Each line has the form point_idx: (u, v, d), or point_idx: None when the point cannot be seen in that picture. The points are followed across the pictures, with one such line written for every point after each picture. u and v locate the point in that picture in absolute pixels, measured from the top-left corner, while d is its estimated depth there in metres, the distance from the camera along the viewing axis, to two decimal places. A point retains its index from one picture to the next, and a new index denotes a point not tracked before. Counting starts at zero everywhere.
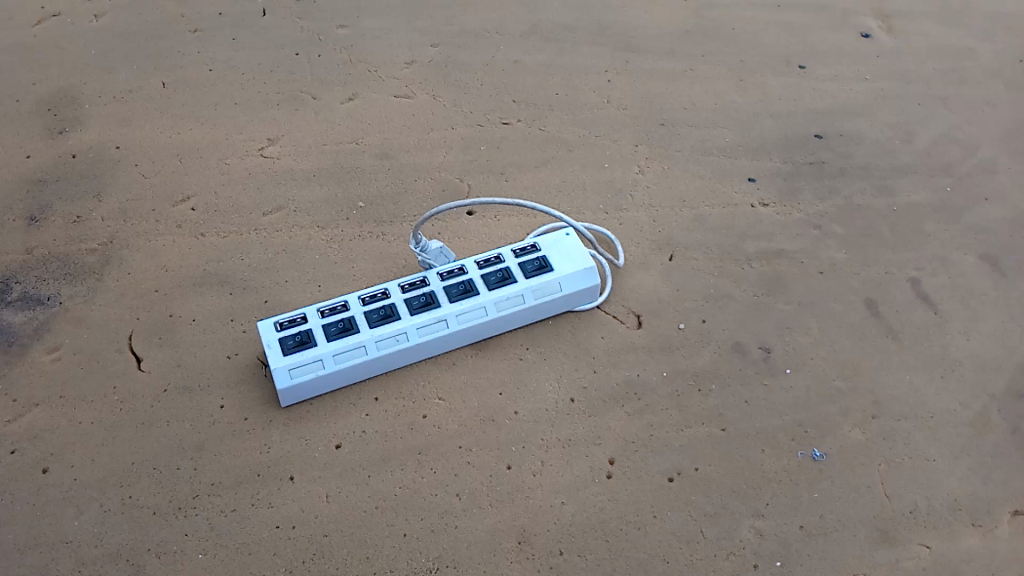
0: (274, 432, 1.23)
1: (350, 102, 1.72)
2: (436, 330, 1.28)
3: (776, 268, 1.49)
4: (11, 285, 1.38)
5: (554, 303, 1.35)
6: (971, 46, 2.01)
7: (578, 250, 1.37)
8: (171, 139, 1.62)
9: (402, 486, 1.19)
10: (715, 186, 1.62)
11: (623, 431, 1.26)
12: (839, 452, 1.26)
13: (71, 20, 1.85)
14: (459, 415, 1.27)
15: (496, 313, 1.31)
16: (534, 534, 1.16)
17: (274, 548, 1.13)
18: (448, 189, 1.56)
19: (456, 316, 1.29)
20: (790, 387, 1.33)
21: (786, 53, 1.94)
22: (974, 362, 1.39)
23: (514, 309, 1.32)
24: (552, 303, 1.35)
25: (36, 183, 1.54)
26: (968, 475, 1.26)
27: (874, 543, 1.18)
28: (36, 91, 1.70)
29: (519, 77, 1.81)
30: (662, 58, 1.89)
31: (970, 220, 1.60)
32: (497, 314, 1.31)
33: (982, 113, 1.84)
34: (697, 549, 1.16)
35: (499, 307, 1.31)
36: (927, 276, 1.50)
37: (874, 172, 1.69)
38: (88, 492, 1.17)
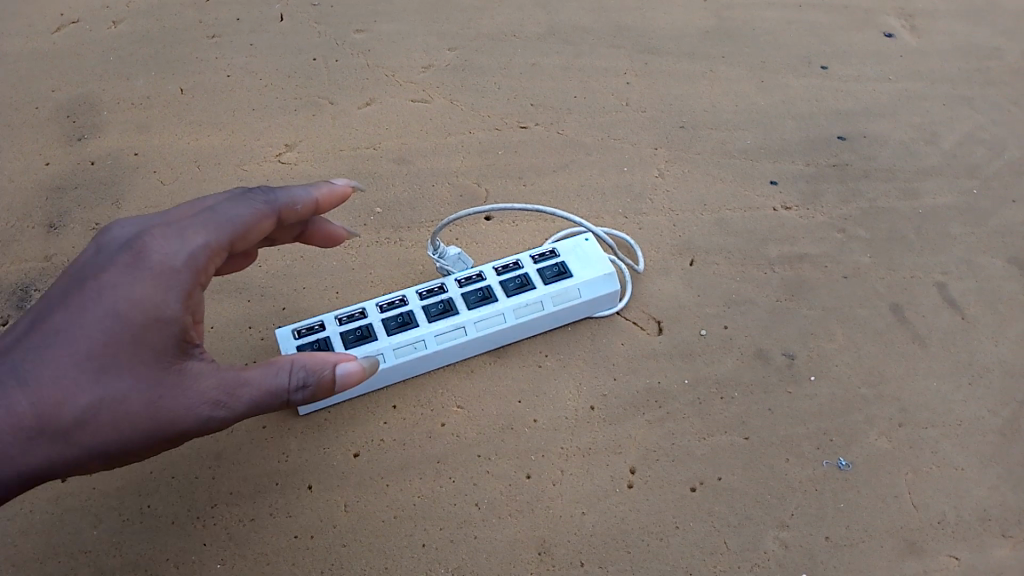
0: (292, 440, 1.22)
1: (368, 107, 1.71)
2: (454, 337, 1.26)
3: (799, 273, 1.46)
4: (30, 294, 1.38)
5: (572, 309, 1.33)
6: (997, 44, 1.97)
7: (599, 255, 1.35)
8: (189, 145, 1.62)
9: (420, 496, 1.18)
10: (737, 189, 1.60)
11: (644, 439, 1.25)
12: (865, 461, 1.24)
13: (90, 27, 1.85)
14: (478, 423, 1.25)
15: (515, 320, 1.29)
16: (555, 545, 1.14)
17: (293, 558, 1.12)
18: (466, 194, 1.55)
19: (474, 323, 1.27)
20: (814, 394, 1.31)
21: (808, 54, 1.92)
22: (1003, 368, 1.36)
23: (532, 316, 1.30)
24: (571, 309, 1.33)
25: (56, 191, 1.54)
26: (998, 484, 1.23)
27: (901, 554, 1.16)
28: (56, 98, 1.70)
29: (537, 81, 1.79)
30: (681, 59, 1.87)
31: (997, 223, 1.57)
32: (516, 320, 1.29)
33: (1009, 112, 1.80)
34: (720, 560, 1.14)
35: (518, 314, 1.29)
36: (954, 280, 1.47)
37: (899, 174, 1.66)
38: (107, 500, 1.16)
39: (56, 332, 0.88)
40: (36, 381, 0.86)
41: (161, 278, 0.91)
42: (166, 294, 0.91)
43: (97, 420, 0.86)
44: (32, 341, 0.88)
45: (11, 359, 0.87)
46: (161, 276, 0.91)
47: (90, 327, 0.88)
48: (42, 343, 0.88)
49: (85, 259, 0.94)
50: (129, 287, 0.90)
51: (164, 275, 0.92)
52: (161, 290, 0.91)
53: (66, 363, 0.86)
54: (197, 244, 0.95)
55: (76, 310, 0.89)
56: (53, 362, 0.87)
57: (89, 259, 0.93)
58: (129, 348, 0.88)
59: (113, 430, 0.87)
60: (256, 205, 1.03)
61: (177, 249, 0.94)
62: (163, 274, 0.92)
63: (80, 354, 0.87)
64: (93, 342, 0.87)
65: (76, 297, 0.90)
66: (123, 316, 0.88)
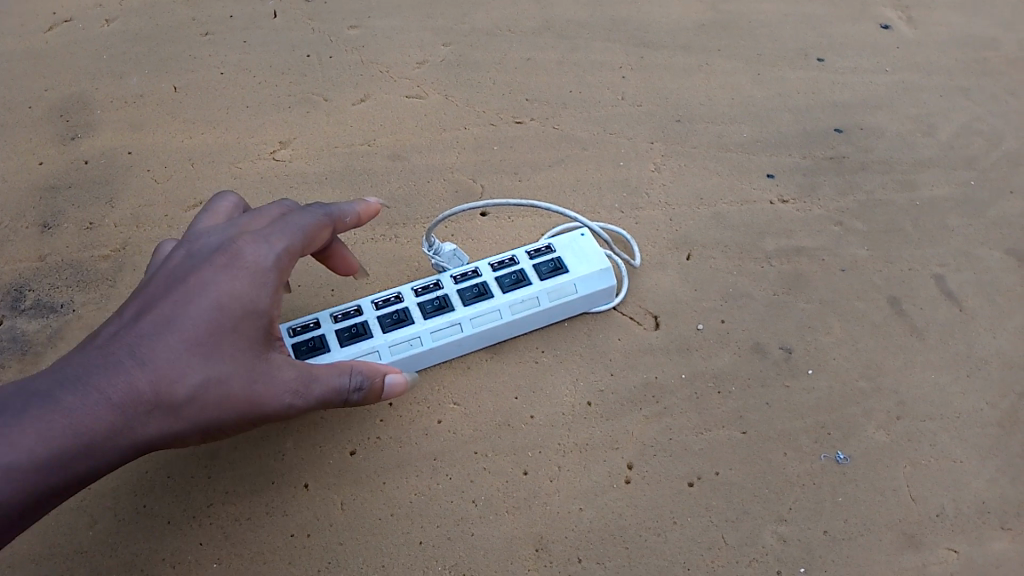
0: (288, 438, 1.22)
1: (362, 103, 1.71)
2: (450, 333, 1.26)
3: (796, 266, 1.46)
4: (24, 294, 1.38)
5: (567, 305, 1.32)
6: (994, 35, 1.96)
7: (594, 250, 1.34)
8: (183, 143, 1.62)
9: (417, 493, 1.18)
10: (733, 182, 1.59)
11: (641, 435, 1.24)
12: (863, 454, 1.23)
13: (83, 25, 1.84)
14: (475, 420, 1.25)
15: (511, 316, 1.29)
16: (553, 541, 1.14)
17: (290, 557, 1.12)
18: (462, 190, 1.54)
19: (469, 319, 1.27)
20: (812, 388, 1.30)
21: (804, 46, 1.91)
22: (1001, 360, 1.35)
23: (529, 312, 1.30)
24: (566, 305, 1.32)
25: (49, 190, 1.54)
26: (996, 477, 1.23)
27: (900, 547, 1.15)
28: (48, 97, 1.70)
29: (532, 75, 1.79)
30: (677, 53, 1.86)
31: (995, 214, 1.57)
32: (511, 316, 1.29)
33: (1006, 103, 1.79)
34: (718, 555, 1.13)
35: (514, 310, 1.29)
36: (952, 273, 1.47)
37: (896, 166, 1.65)
38: (102, 500, 1.16)
39: (166, 319, 0.92)
40: (149, 361, 0.89)
41: (257, 274, 0.98)
42: (263, 289, 0.97)
43: (204, 398, 0.91)
44: (142, 325, 0.91)
45: (124, 339, 0.90)
46: (258, 273, 0.98)
47: (200, 313, 0.93)
48: (152, 327, 0.91)
49: (178, 254, 0.99)
50: (232, 280, 0.95)
51: (260, 273, 0.98)
52: (258, 284, 0.97)
53: (177, 348, 0.91)
54: (280, 247, 1.02)
55: (183, 299, 0.93)
56: (166, 342, 0.90)
57: (185, 257, 0.98)
58: (233, 333, 0.94)
59: (215, 408, 0.92)
60: (322, 213, 1.10)
61: (268, 250, 1.00)
62: (259, 271, 0.98)
63: (193, 337, 0.91)
64: (204, 328, 0.92)
65: (181, 288, 0.94)
66: (229, 306, 0.94)
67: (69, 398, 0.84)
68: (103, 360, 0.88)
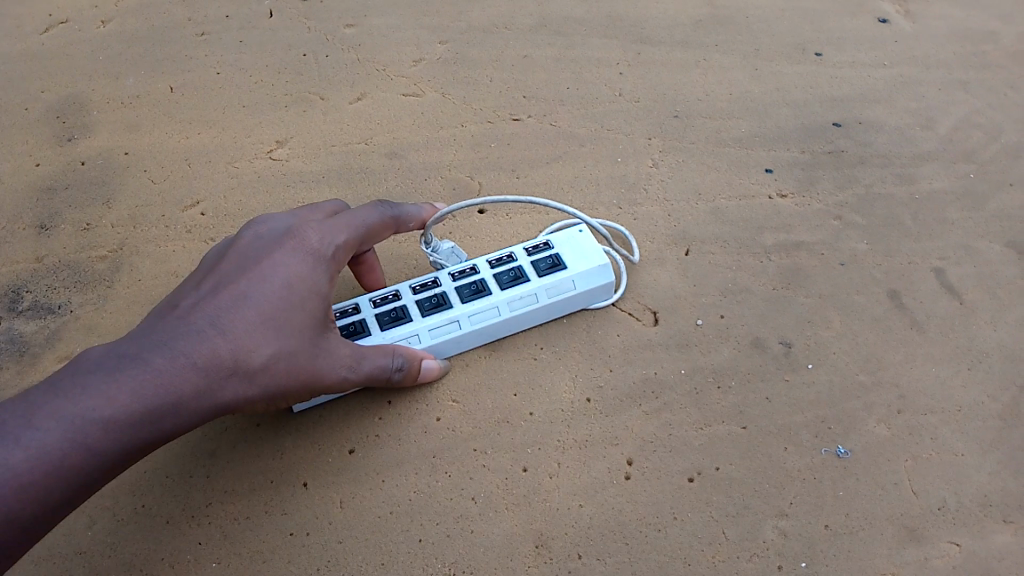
0: (287, 437, 1.21)
1: (359, 102, 1.70)
2: (448, 331, 1.26)
3: (795, 261, 1.45)
4: (21, 295, 1.38)
5: (566, 301, 1.31)
6: (993, 28, 1.96)
7: (592, 246, 1.33)
8: (180, 144, 1.61)
9: (416, 491, 1.17)
10: (732, 178, 1.59)
11: (640, 431, 1.24)
12: (863, 448, 1.23)
13: (78, 26, 1.84)
14: (474, 417, 1.24)
15: (509, 313, 1.28)
16: (552, 538, 1.13)
17: (289, 556, 1.12)
18: (459, 188, 1.54)
19: (467, 316, 1.26)
20: (812, 383, 1.30)
21: (801, 41, 1.90)
22: (1002, 353, 1.35)
23: (527, 309, 1.29)
24: (565, 301, 1.31)
25: (46, 192, 1.53)
26: (998, 470, 1.22)
27: (902, 541, 1.15)
28: (45, 99, 1.69)
29: (529, 72, 1.78)
30: (674, 48, 1.86)
31: (995, 207, 1.56)
32: (510, 313, 1.28)
33: (1005, 96, 1.79)
34: (719, 551, 1.13)
35: (512, 306, 1.28)
36: (952, 266, 1.46)
37: (896, 159, 1.65)
38: (100, 501, 1.16)
39: (242, 295, 1.01)
40: (228, 331, 0.98)
41: (318, 259, 1.09)
42: (323, 272, 1.08)
43: (276, 366, 1.00)
44: (222, 299, 1.01)
45: (206, 310, 0.99)
46: (318, 259, 1.09)
47: (270, 290, 1.03)
48: (231, 301, 1.01)
49: (247, 243, 1.10)
50: (297, 264, 1.07)
51: (319, 259, 1.09)
52: (319, 268, 1.08)
53: (253, 320, 1.00)
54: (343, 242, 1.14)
55: (258, 278, 1.03)
56: (244, 314, 1.00)
57: (257, 243, 1.09)
58: (300, 308, 1.03)
59: (286, 375, 1.01)
60: (383, 214, 1.22)
61: (325, 239, 1.12)
62: (319, 257, 1.09)
63: (266, 310, 1.01)
64: (275, 303, 1.02)
65: (253, 269, 1.05)
66: (295, 285, 1.05)
67: (160, 361, 0.93)
68: (189, 328, 0.97)
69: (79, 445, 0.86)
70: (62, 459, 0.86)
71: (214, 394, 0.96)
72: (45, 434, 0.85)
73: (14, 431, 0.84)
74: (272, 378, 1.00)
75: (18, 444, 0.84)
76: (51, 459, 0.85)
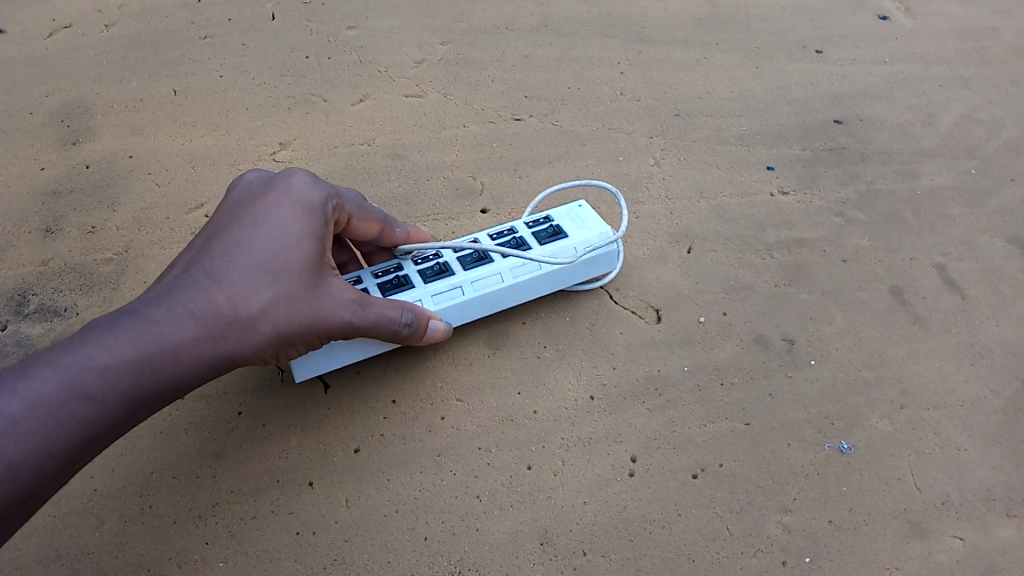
0: (292, 437, 1.22)
1: (362, 103, 1.71)
2: (453, 296, 1.22)
3: (797, 258, 1.46)
4: (28, 297, 1.38)
5: (568, 271, 1.30)
6: (993, 24, 1.96)
7: (592, 218, 1.33)
8: (184, 147, 1.62)
9: (421, 489, 1.18)
10: (734, 175, 1.59)
11: (644, 428, 1.24)
12: (867, 444, 1.23)
13: (82, 31, 1.85)
14: (478, 416, 1.25)
15: (512, 279, 1.26)
16: (557, 535, 1.14)
17: (295, 555, 1.12)
18: (462, 186, 1.55)
19: (471, 282, 1.24)
20: (814, 379, 1.30)
21: (801, 38, 1.91)
22: (1005, 348, 1.35)
23: (530, 275, 1.27)
24: (568, 269, 1.30)
25: (51, 195, 1.54)
26: (1002, 464, 1.22)
27: (906, 535, 1.15)
28: (49, 103, 1.70)
29: (530, 72, 1.79)
30: (674, 47, 1.86)
31: (996, 203, 1.56)
32: (514, 279, 1.26)
33: (1006, 92, 1.79)
34: (723, 546, 1.13)
35: (515, 272, 1.26)
36: (954, 261, 1.47)
37: (897, 156, 1.65)
38: (108, 502, 1.17)
39: (235, 245, 1.02)
40: (224, 280, 0.99)
41: (311, 208, 1.09)
42: (317, 220, 1.08)
43: (275, 312, 1.01)
44: (216, 250, 1.02)
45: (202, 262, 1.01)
46: (311, 207, 1.08)
47: (264, 237, 1.03)
48: (224, 252, 1.02)
49: (240, 195, 1.10)
50: (290, 212, 1.07)
51: (311, 206, 1.09)
52: (312, 217, 1.08)
53: (248, 268, 1.01)
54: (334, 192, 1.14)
55: (250, 228, 1.04)
56: (238, 261, 1.01)
57: (249, 194, 1.10)
58: (296, 255, 1.04)
59: (284, 323, 1.01)
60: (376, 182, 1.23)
61: (317, 187, 1.11)
62: (312, 205, 1.09)
63: (261, 256, 1.02)
64: (269, 250, 1.02)
65: (246, 218, 1.05)
66: (289, 233, 1.05)
67: (156, 312, 0.94)
68: (185, 280, 0.99)
69: (77, 394, 0.86)
70: (60, 406, 0.85)
71: (213, 341, 0.97)
72: (40, 383, 0.85)
73: (9, 382, 0.84)
74: (270, 325, 1.01)
75: (14, 392, 0.83)
76: (48, 407, 0.85)
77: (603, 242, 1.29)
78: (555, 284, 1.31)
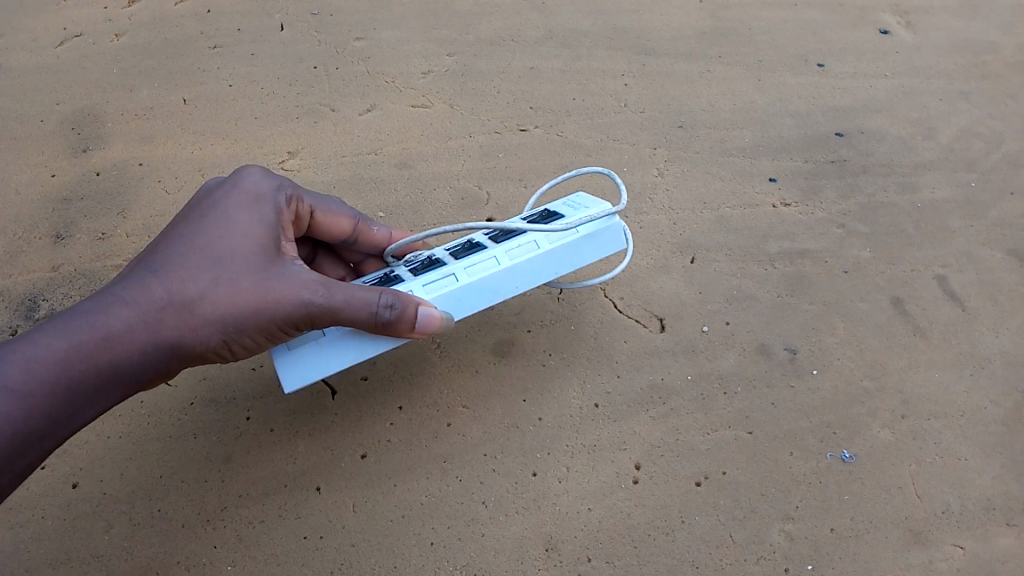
0: (300, 443, 1.23)
1: (369, 113, 1.73)
2: (444, 284, 1.07)
3: (799, 268, 1.47)
4: (38, 303, 1.40)
5: (572, 250, 1.11)
6: (992, 39, 1.98)
7: (592, 197, 1.17)
8: (193, 155, 1.64)
9: (428, 495, 1.19)
10: (737, 186, 1.61)
11: (648, 436, 1.26)
12: (868, 453, 1.25)
13: (93, 39, 1.87)
14: (484, 422, 1.26)
15: (509, 260, 1.08)
16: (562, 541, 1.15)
17: (303, 559, 1.13)
18: (467, 196, 1.56)
19: (464, 268, 1.08)
20: (816, 389, 1.31)
21: (803, 52, 1.93)
22: (1005, 359, 1.37)
23: (530, 254, 1.09)
24: (572, 246, 1.10)
25: (62, 202, 1.56)
26: (1002, 474, 1.24)
27: (907, 544, 1.17)
28: (60, 110, 1.72)
29: (535, 84, 1.81)
30: (678, 60, 1.88)
31: (996, 216, 1.58)
32: (511, 260, 1.08)
33: (1005, 106, 1.81)
34: (726, 553, 1.15)
35: (511, 253, 1.09)
36: (954, 273, 1.48)
37: (898, 169, 1.67)
38: (117, 506, 1.18)
39: (180, 237, 1.03)
40: (164, 270, 0.99)
41: (261, 198, 1.08)
42: (265, 209, 1.07)
43: (217, 296, 0.98)
44: (162, 245, 1.03)
45: (147, 257, 1.02)
46: (260, 197, 1.08)
47: (209, 227, 1.02)
48: (169, 245, 1.02)
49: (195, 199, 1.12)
50: (237, 202, 1.06)
51: (262, 197, 1.08)
52: (262, 206, 1.07)
53: (189, 256, 1.00)
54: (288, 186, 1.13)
55: (195, 221, 1.04)
56: (179, 251, 1.00)
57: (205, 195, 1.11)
58: (240, 239, 1.02)
59: (228, 308, 0.98)
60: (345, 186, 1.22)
61: (268, 180, 1.11)
62: (261, 195, 1.08)
63: (204, 244, 1.01)
64: (211, 237, 1.01)
65: (195, 214, 1.06)
66: (234, 220, 1.03)
67: (91, 306, 0.97)
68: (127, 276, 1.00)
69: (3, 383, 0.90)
70: None
71: (151, 328, 0.97)
72: None
73: None
74: (214, 313, 0.98)
75: None
76: None
77: (602, 213, 1.10)
78: (563, 268, 1.12)
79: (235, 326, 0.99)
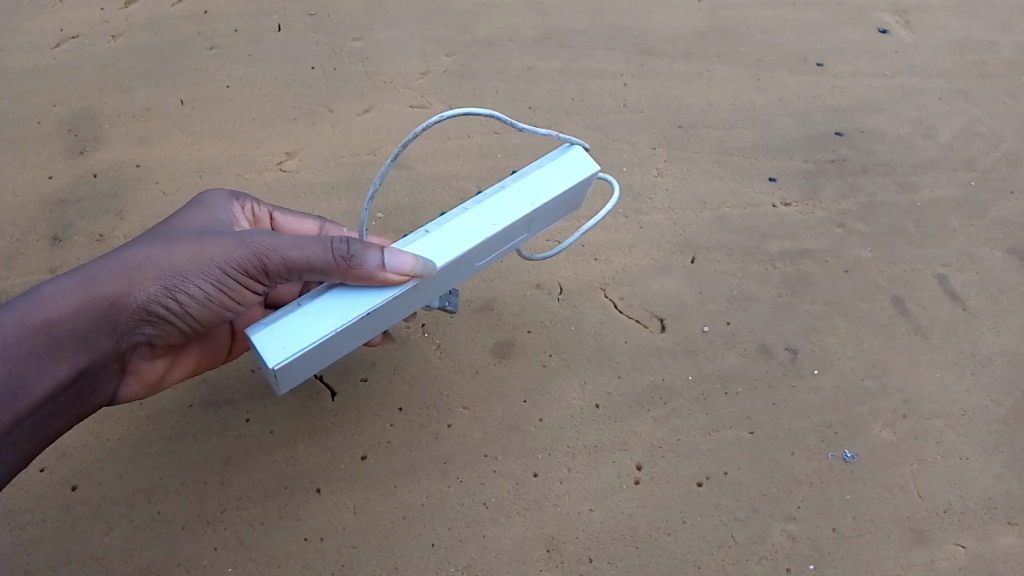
0: (300, 444, 1.23)
1: (367, 114, 1.73)
2: (410, 239, 0.91)
3: (800, 268, 1.47)
4: None
5: (542, 180, 0.94)
6: (991, 38, 1.98)
7: None
8: (191, 156, 1.64)
9: (428, 496, 1.19)
10: (737, 186, 1.61)
11: (649, 436, 1.25)
12: (870, 453, 1.24)
13: (90, 40, 1.86)
14: (485, 423, 1.26)
15: (476, 201, 0.92)
16: (564, 542, 1.15)
17: (304, 561, 1.13)
18: (467, 197, 1.57)
19: (432, 225, 0.93)
20: (817, 388, 1.31)
21: (802, 51, 1.92)
22: (1005, 358, 1.36)
23: (497, 191, 0.93)
24: (542, 176, 0.95)
25: (59, 204, 1.56)
26: (1003, 473, 1.24)
27: (909, 544, 1.16)
28: (57, 112, 1.72)
29: (534, 84, 1.80)
30: (677, 59, 1.88)
31: (996, 215, 1.58)
32: (478, 200, 0.92)
33: (1004, 105, 1.81)
34: (728, 554, 1.14)
35: (478, 197, 0.93)
36: (954, 272, 1.48)
37: (898, 168, 1.67)
38: (116, 509, 1.17)
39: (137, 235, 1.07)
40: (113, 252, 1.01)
41: (216, 201, 1.12)
42: (217, 206, 1.10)
43: (156, 256, 0.97)
44: None
45: None
46: (215, 200, 1.12)
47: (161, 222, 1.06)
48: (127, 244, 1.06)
49: None
50: (192, 205, 1.10)
51: (218, 200, 1.12)
52: (218, 204, 1.11)
53: (138, 239, 1.02)
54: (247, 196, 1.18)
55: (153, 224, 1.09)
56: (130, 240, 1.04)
57: None
58: (188, 225, 1.04)
59: (171, 258, 0.97)
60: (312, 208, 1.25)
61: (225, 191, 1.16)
62: (216, 198, 1.12)
63: (154, 231, 1.04)
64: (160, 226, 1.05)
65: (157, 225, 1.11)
66: (184, 215, 1.07)
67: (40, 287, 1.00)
68: None
69: None
70: None
71: (93, 283, 0.96)
72: None
73: None
74: (156, 264, 0.97)
75: None
76: None
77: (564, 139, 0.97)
78: (536, 199, 0.93)
79: (178, 274, 0.96)
